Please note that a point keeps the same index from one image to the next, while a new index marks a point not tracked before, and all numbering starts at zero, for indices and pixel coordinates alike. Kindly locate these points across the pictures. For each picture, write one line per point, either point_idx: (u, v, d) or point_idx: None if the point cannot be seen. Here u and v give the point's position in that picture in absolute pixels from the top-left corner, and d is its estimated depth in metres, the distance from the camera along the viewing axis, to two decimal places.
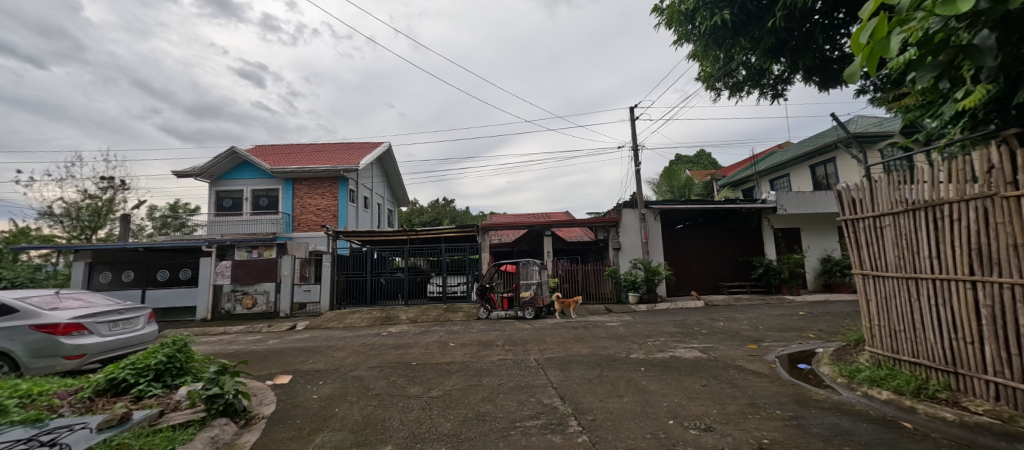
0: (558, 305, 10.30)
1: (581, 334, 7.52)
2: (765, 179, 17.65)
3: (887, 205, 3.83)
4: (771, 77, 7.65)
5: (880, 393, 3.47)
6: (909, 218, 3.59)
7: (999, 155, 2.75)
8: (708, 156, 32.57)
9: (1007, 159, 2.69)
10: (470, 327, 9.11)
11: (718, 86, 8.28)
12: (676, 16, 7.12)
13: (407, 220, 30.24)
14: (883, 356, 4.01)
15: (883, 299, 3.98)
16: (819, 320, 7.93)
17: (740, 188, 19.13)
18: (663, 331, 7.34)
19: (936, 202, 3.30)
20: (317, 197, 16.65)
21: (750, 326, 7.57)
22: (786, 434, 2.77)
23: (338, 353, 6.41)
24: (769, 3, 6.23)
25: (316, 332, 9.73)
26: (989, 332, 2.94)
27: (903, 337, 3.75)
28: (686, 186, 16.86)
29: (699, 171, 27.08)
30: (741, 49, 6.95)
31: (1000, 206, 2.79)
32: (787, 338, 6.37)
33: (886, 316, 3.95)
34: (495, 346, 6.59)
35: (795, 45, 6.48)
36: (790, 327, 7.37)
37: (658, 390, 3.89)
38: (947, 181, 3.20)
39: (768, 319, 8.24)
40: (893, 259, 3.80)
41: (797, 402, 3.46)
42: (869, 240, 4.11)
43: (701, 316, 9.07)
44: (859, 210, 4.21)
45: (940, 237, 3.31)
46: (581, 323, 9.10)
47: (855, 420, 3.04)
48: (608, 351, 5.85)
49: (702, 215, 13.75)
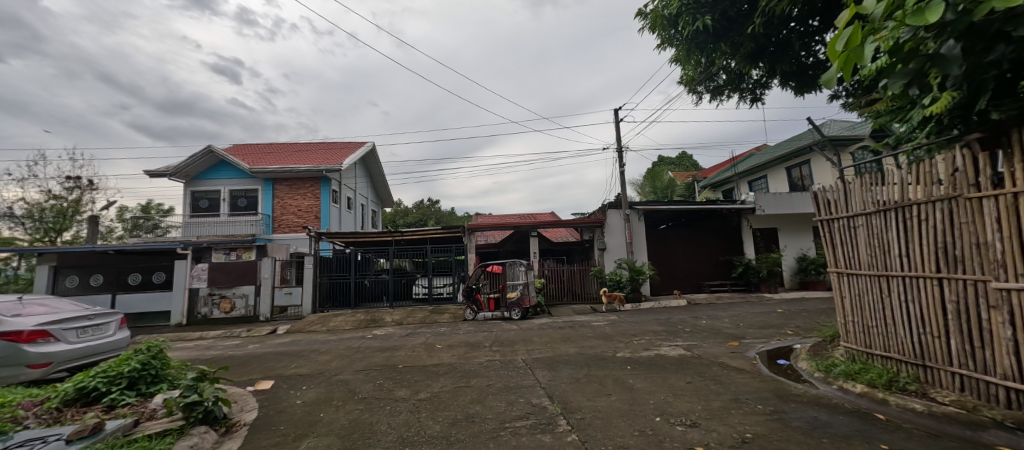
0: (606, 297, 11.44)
1: (568, 334, 7.58)
2: (744, 181, 18.11)
3: (860, 205, 4.00)
4: (750, 82, 7.91)
5: (855, 386, 3.62)
6: (880, 218, 3.75)
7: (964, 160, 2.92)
8: (689, 158, 33.23)
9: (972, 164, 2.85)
10: (456, 329, 9.06)
11: (700, 89, 8.47)
12: (660, 21, 7.30)
13: (390, 222, 29.90)
14: (857, 351, 4.16)
15: (857, 296, 4.14)
16: (796, 317, 8.20)
17: (721, 189, 19.66)
18: (648, 330, 7.48)
19: (905, 203, 3.46)
20: (298, 198, 16.25)
21: (731, 324, 7.79)
22: (769, 428, 2.86)
23: (322, 357, 6.29)
24: (749, 10, 6.41)
25: (298, 336, 9.50)
26: (955, 327, 3.10)
27: (876, 332, 3.91)
28: (669, 187, 17.21)
29: (680, 173, 27.70)
30: (722, 54, 7.10)
31: (964, 207, 2.96)
32: (765, 335, 6.57)
33: (860, 312, 4.11)
34: (483, 347, 6.57)
35: (773, 51, 6.69)
36: (769, 324, 7.60)
37: (645, 388, 3.95)
38: (915, 182, 3.37)
39: (748, 317, 8.49)
40: (866, 257, 3.97)
41: (778, 397, 3.57)
42: (844, 239, 4.27)
43: (684, 315, 9.27)
44: (833, 210, 4.37)
45: (909, 238, 3.47)
46: (567, 323, 9.17)
47: (832, 413, 3.16)
48: (595, 351, 5.91)
49: (685, 216, 13.95)
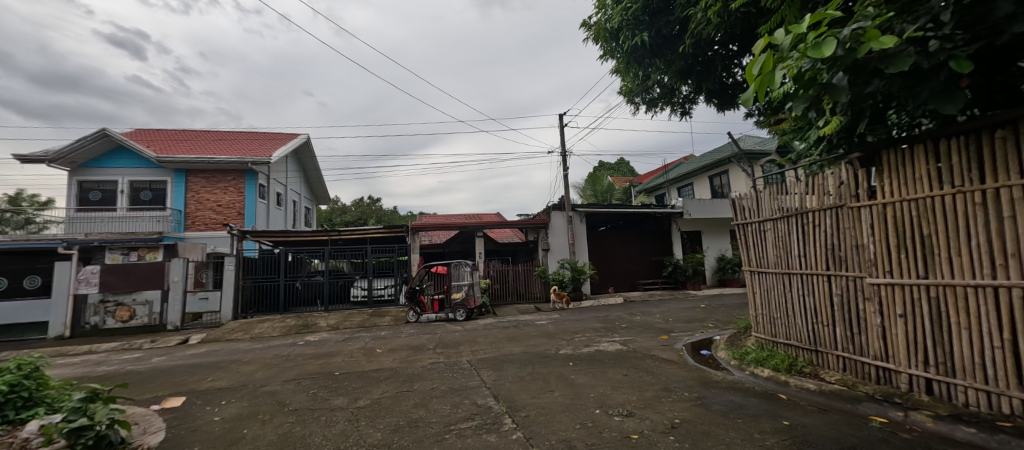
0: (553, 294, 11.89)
1: (512, 333, 7.67)
2: (674, 187, 19.68)
3: (768, 212, 4.55)
4: (680, 97, 8.62)
5: (763, 371, 4.09)
6: (784, 223, 4.31)
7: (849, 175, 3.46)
8: (626, 164, 35.34)
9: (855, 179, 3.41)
10: (398, 332, 8.73)
11: (637, 100, 9.06)
12: (602, 33, 7.69)
13: (326, 220, 28.02)
14: (764, 340, 4.72)
15: (765, 292, 4.70)
16: (716, 311, 9.10)
17: (654, 194, 21.18)
18: (588, 327, 7.82)
19: (803, 210, 4.01)
20: (217, 192, 14.60)
21: (662, 319, 8.42)
22: (694, 413, 3.14)
23: (246, 367, 5.72)
24: (681, 31, 6.99)
25: (215, 346, 8.54)
26: (840, 317, 3.65)
27: (779, 323, 4.47)
28: (608, 191, 18.14)
29: (618, 178, 29.34)
30: (656, 69, 7.66)
31: (848, 214, 3.51)
32: (690, 328, 7.20)
33: (767, 305, 4.67)
34: (426, 350, 6.41)
35: (700, 70, 7.36)
36: (694, 318, 8.34)
37: (586, 382, 4.13)
38: (811, 193, 3.92)
39: (676, 312, 9.24)
40: (772, 257, 4.52)
41: (701, 384, 3.94)
42: (755, 242, 4.83)
43: (620, 312, 9.83)
44: (747, 216, 4.93)
45: (806, 240, 4.02)
46: (512, 322, 9.28)
47: (745, 395, 3.56)
48: (539, 349, 6.05)
49: (623, 219, 14.69)
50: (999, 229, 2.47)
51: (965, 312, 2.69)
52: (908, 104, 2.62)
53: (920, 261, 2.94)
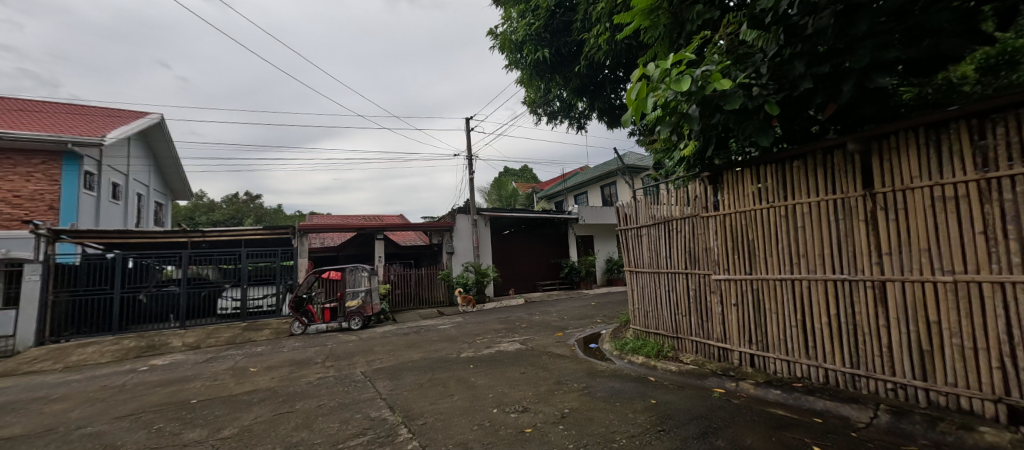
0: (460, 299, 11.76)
1: (413, 339, 7.40)
2: (571, 195, 21.32)
3: (644, 219, 5.23)
4: (577, 112, 9.39)
5: (638, 358, 4.67)
6: (655, 229, 5.01)
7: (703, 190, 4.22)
8: (530, 171, 37.14)
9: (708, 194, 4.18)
10: (279, 346, 7.71)
11: (540, 112, 9.65)
12: (508, 44, 8.03)
13: (186, 218, 23.38)
14: (638, 331, 5.39)
15: (639, 288, 5.38)
16: (604, 308, 10.12)
17: (554, 200, 22.65)
18: (490, 328, 7.98)
19: (670, 218, 4.72)
20: (12, 177, 11.05)
21: (558, 317, 9.04)
22: (581, 401, 3.44)
23: (53, 406, 4.41)
24: (577, 52, 7.64)
25: (4, 381, 6.42)
26: (695, 308, 4.38)
27: (650, 315, 5.15)
28: (513, 196, 18.80)
29: (522, 184, 30.64)
30: (556, 84, 8.24)
31: (702, 223, 4.27)
32: (582, 324, 7.88)
33: (641, 301, 5.35)
34: (314, 364, 5.79)
35: (593, 90, 8.10)
36: (585, 315, 9.15)
37: (485, 383, 4.21)
38: (675, 204, 4.64)
39: (570, 310, 10.01)
40: (646, 259, 5.21)
41: (588, 375, 4.34)
42: (633, 245, 5.50)
43: (521, 312, 10.25)
44: (627, 222, 5.59)
45: (671, 244, 4.73)
46: (414, 328, 8.96)
47: (623, 381, 4.02)
48: (440, 353, 5.95)
49: (526, 223, 15.36)
50: (798, 236, 3.36)
51: (776, 300, 3.56)
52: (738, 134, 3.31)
53: (748, 261, 3.80)
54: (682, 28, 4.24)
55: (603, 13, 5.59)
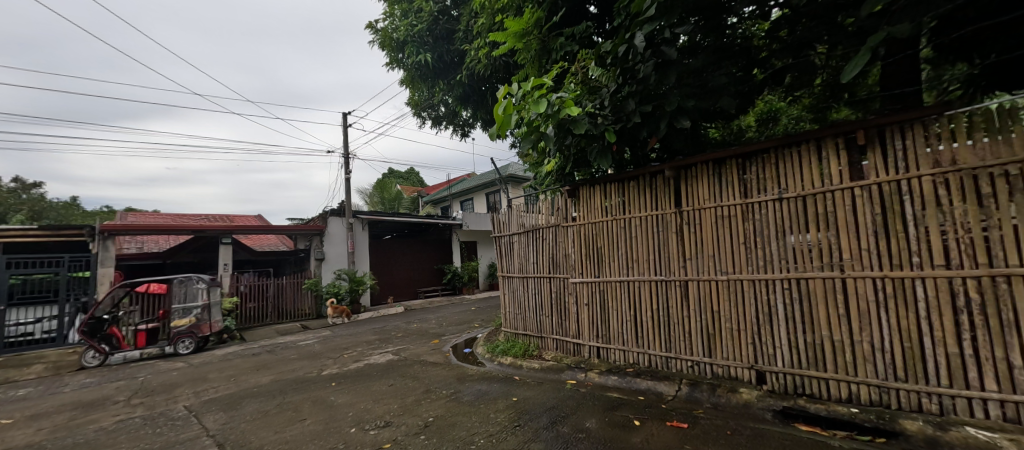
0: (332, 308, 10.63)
1: (264, 360, 6.41)
2: (457, 200, 21.39)
3: (515, 227, 5.57)
4: (461, 120, 9.42)
5: (506, 359, 4.91)
6: (525, 236, 5.38)
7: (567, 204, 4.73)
8: (416, 174, 36.06)
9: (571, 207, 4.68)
10: (58, 386, 5.80)
11: (424, 115, 9.51)
12: (388, 41, 7.73)
13: None
14: (508, 333, 5.68)
15: (509, 293, 5.67)
16: (483, 312, 10.40)
17: (440, 205, 22.38)
18: (361, 341, 7.42)
19: (537, 227, 5.14)
20: None
21: (436, 324, 8.93)
22: (447, 408, 3.47)
23: None
24: (460, 61, 7.69)
25: None
26: (555, 309, 4.85)
27: (518, 318, 5.48)
28: (396, 200, 17.96)
29: (408, 187, 29.53)
30: (440, 90, 8.16)
31: (563, 232, 4.78)
32: (459, 330, 7.95)
33: (510, 304, 5.64)
34: (112, 404, 4.52)
35: (476, 100, 7.91)
36: (464, 320, 9.26)
37: (346, 401, 3.90)
38: (542, 214, 5.08)
39: (450, 316, 10.00)
40: (516, 264, 5.53)
41: (458, 380, 4.39)
42: (505, 252, 5.78)
43: (398, 321, 9.81)
44: (501, 230, 5.86)
45: (536, 250, 5.16)
46: (267, 347, 7.76)
47: (491, 382, 4.20)
48: (296, 373, 5.28)
49: (408, 228, 14.93)
50: (634, 244, 4.06)
51: (616, 299, 4.18)
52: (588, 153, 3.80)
53: (597, 266, 4.38)
54: (549, 54, 4.70)
55: (482, 29, 5.93)
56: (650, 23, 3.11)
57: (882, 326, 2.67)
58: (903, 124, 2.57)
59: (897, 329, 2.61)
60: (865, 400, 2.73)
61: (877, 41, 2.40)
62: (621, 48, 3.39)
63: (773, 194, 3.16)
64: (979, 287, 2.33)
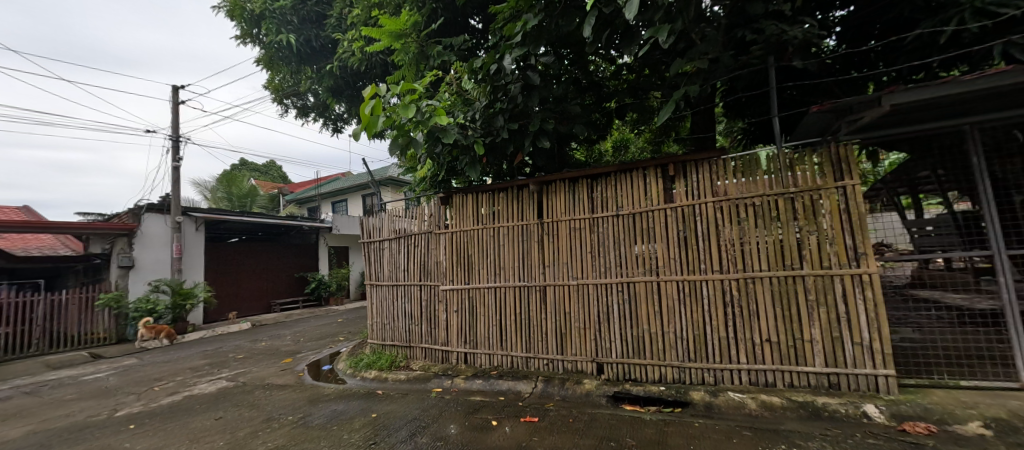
0: (145, 331, 8.47)
1: (16, 406, 4.65)
2: (327, 201, 19.28)
3: (386, 233, 5.30)
4: (333, 113, 8.33)
5: (370, 373, 4.59)
6: (396, 242, 5.17)
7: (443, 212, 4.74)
8: (277, 168, 31.35)
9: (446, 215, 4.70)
10: None
11: (287, 103, 8.33)
12: (240, 12, 6.61)
13: None
14: (375, 345, 5.34)
15: (377, 302, 5.34)
16: (350, 324, 9.55)
17: (306, 206, 19.83)
18: (185, 368, 6.03)
19: (410, 233, 5.00)
20: None
21: (291, 341, 7.83)
22: (291, 436, 3.07)
23: None
24: (332, 49, 7.02)
25: None
26: (425, 317, 4.76)
27: (386, 328, 5.20)
28: (248, 196, 15.20)
29: (265, 183, 25.42)
30: (307, 78, 7.29)
31: (435, 239, 4.75)
32: (319, 346, 7.13)
33: (378, 314, 5.32)
34: None
35: (350, 95, 7.25)
36: (326, 334, 8.35)
37: (149, 446, 3.11)
38: (415, 220, 4.97)
39: (310, 331, 8.90)
40: (386, 272, 5.26)
41: (310, 402, 3.93)
42: (375, 259, 5.45)
43: (241, 340, 8.29)
44: (371, 235, 5.51)
45: (407, 257, 5.01)
46: (25, 387, 5.65)
47: (348, 401, 3.88)
48: (72, 419, 3.98)
49: (262, 230, 12.72)
50: (501, 252, 4.29)
51: (484, 304, 4.33)
52: (460, 161, 3.98)
53: (467, 273, 4.48)
54: (427, 60, 4.71)
55: (356, 21, 5.56)
56: (518, 47, 3.38)
57: (682, 319, 3.41)
58: (700, 161, 3.44)
59: (693, 321, 3.37)
60: (671, 380, 3.42)
61: (681, 96, 3.15)
62: (492, 66, 3.58)
63: (613, 211, 3.75)
64: (738, 286, 3.24)
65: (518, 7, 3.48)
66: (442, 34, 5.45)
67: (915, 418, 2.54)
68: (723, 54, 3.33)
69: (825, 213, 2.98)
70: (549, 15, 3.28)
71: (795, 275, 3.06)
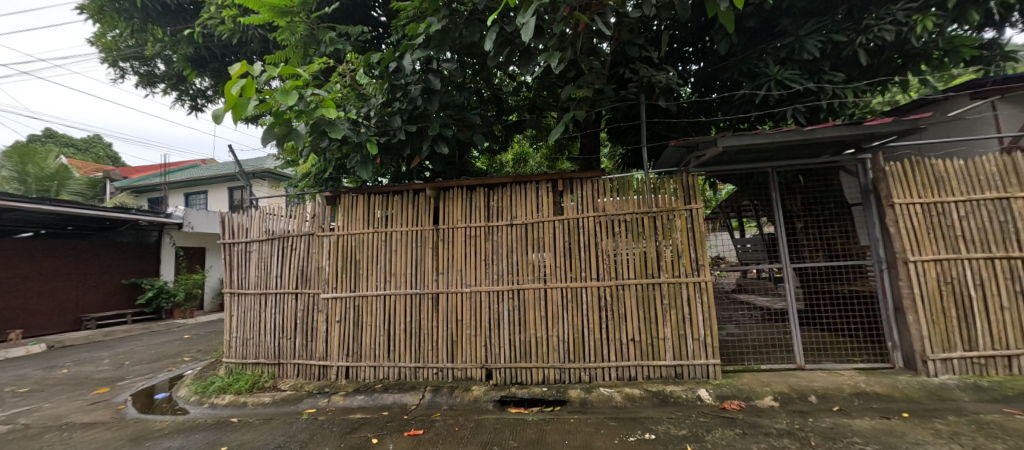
0: None
1: None
2: (178, 191, 15.88)
3: (255, 233, 4.59)
4: (192, 88, 6.83)
5: (223, 399, 3.87)
6: (268, 245, 4.51)
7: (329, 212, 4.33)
8: (104, 146, 24.74)
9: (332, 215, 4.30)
10: None
11: (124, 67, 6.60)
12: None
13: None
14: (233, 365, 4.54)
15: (240, 313, 4.56)
16: (201, 342, 7.94)
17: (145, 195, 15.99)
18: None
19: (287, 234, 4.42)
20: None
21: (109, 366, 6.16)
22: None
23: None
24: (194, 11, 5.84)
25: None
26: (301, 329, 4.24)
27: (249, 344, 4.47)
28: (52, 178, 11.58)
29: (83, 162, 19.80)
30: (156, 40, 5.93)
31: (317, 241, 4.30)
32: (152, 370, 5.75)
33: (240, 327, 4.55)
34: None
35: (216, 68, 6.10)
36: (164, 355, 6.79)
37: None
38: (294, 220, 4.43)
39: (140, 352, 7.13)
40: (253, 278, 4.54)
41: (132, 441, 3.14)
42: (239, 263, 4.66)
43: (26, 369, 6.20)
44: (235, 235, 4.70)
45: (281, 261, 4.42)
46: None
47: (190, 434, 3.20)
48: None
49: (73, 223, 9.57)
50: (393, 257, 4.09)
51: (371, 313, 4.05)
52: (351, 159, 3.69)
53: (353, 279, 4.14)
54: (318, 45, 4.30)
55: None
56: (420, 49, 3.31)
57: (564, 323, 3.69)
58: (585, 179, 3.81)
59: (574, 324, 3.68)
60: (553, 380, 3.66)
61: (570, 119, 3.45)
62: (392, 64, 3.43)
63: (507, 221, 3.90)
64: (611, 292, 3.65)
65: (422, 9, 3.42)
66: (337, 20, 5.06)
67: (732, 397, 3.19)
68: (606, 87, 3.78)
69: (677, 231, 3.59)
70: (453, 23, 3.30)
71: (654, 283, 3.58)
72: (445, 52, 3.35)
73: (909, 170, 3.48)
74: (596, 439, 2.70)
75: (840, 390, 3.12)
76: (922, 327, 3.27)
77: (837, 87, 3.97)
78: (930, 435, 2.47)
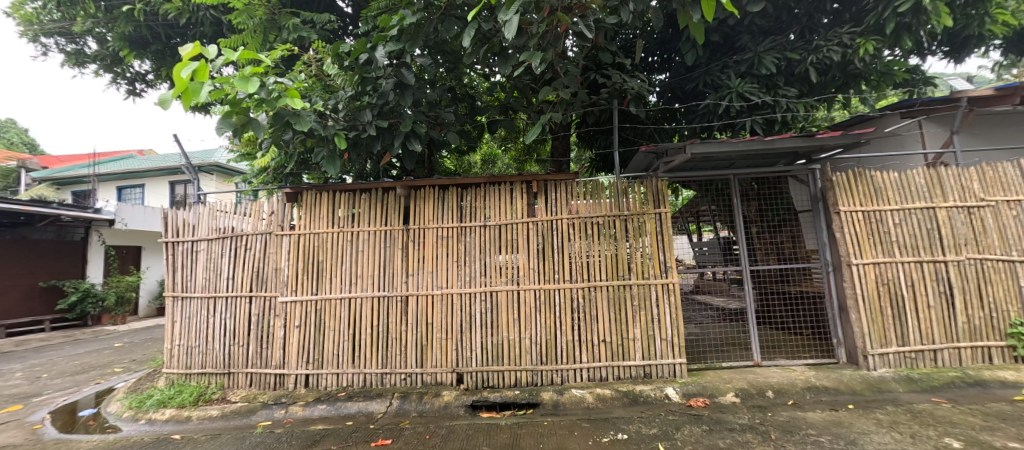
0: None
1: None
2: (110, 184, 14.37)
3: (204, 232, 4.21)
4: (130, 71, 6.19)
5: (163, 413, 3.50)
6: (219, 244, 4.15)
7: (291, 209, 4.06)
8: (18, 131, 21.98)
9: (294, 214, 4.03)
10: None
11: (45, 42, 5.82)
12: None
13: None
14: (176, 375, 4.12)
15: (185, 318, 4.15)
16: (134, 350, 7.19)
17: (69, 188, 14.32)
18: None
19: (241, 232, 4.09)
20: None
21: (20, 379, 5.41)
22: None
23: None
24: None
25: None
26: (255, 335, 3.93)
27: (195, 352, 4.09)
28: None
29: None
30: (87, 16, 5.29)
31: (276, 242, 4.01)
32: (75, 383, 5.11)
33: (185, 334, 4.14)
34: None
35: (159, 49, 5.56)
36: (90, 366, 6.07)
37: None
38: (250, 218, 4.10)
39: (60, 363, 6.33)
40: (201, 280, 4.15)
41: None
42: (183, 264, 4.24)
43: None
44: (180, 234, 4.27)
45: (234, 261, 4.08)
46: None
47: None
48: None
49: None
50: (360, 258, 3.90)
51: (334, 318, 3.84)
52: (315, 154, 3.47)
53: (315, 282, 3.90)
54: (279, 31, 4.05)
55: None
56: (393, 42, 3.15)
57: (537, 325, 3.68)
58: (559, 182, 3.82)
59: (546, 326, 3.67)
60: (525, 383, 3.65)
61: (547, 120, 3.41)
62: (363, 55, 3.25)
63: (480, 222, 3.83)
64: (583, 294, 3.67)
65: (395, 1, 3.29)
66: (298, 6, 4.77)
67: (697, 394, 3.31)
68: (580, 90, 3.81)
69: (646, 234, 3.70)
70: (428, 18, 3.15)
71: (625, 284, 3.65)
72: (417, 47, 3.22)
73: (852, 181, 3.77)
74: (570, 442, 2.70)
75: (794, 386, 3.32)
76: (864, 325, 3.56)
77: (791, 102, 4.26)
78: (873, 425, 2.68)
